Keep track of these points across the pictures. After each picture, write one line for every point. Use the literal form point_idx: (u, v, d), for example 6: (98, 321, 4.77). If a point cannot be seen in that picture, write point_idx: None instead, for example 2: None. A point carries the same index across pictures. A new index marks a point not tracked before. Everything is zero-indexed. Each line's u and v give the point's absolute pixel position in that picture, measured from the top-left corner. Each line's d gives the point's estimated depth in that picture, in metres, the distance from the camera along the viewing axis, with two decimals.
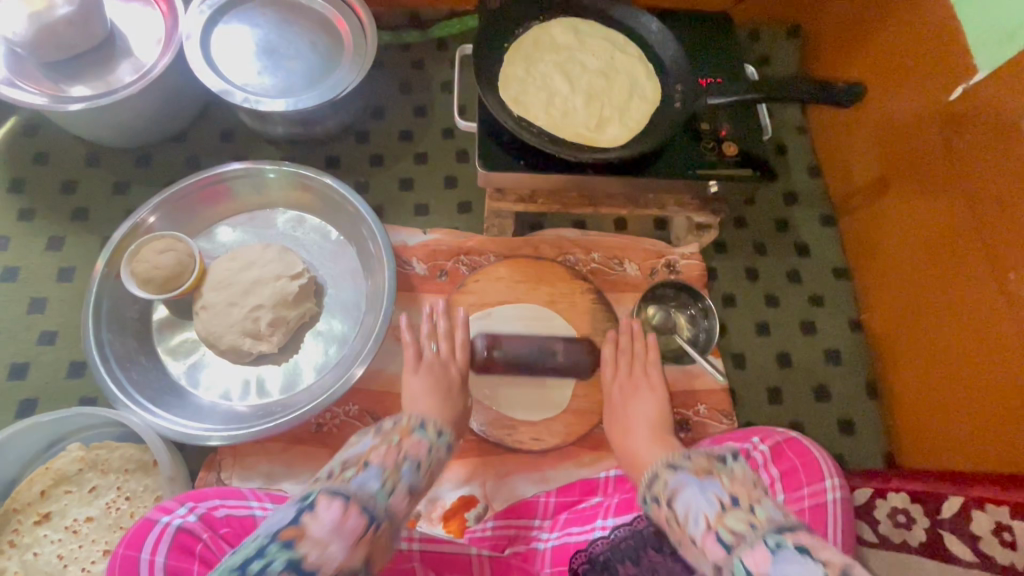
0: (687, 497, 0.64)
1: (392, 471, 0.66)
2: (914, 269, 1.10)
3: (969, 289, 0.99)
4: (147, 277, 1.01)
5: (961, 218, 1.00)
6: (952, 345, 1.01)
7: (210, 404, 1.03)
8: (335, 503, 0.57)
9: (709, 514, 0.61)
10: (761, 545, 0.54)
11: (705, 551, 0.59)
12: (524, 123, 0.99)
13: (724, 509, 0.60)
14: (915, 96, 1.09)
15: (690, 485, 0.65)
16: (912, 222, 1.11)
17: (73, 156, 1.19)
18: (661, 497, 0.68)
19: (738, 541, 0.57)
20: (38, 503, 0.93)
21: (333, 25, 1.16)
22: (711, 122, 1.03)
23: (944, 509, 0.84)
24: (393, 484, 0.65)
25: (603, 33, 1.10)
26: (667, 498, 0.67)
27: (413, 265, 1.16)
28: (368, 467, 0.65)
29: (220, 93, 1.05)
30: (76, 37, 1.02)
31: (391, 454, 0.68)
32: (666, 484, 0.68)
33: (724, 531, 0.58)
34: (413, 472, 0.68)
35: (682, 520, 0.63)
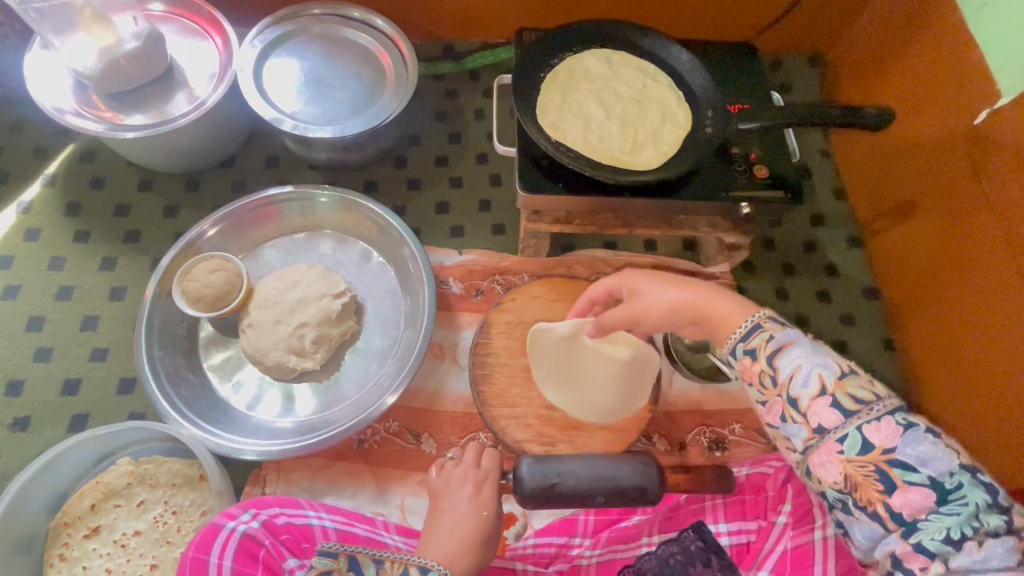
0: (799, 359, 0.72)
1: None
2: (946, 287, 1.11)
3: (1002, 306, 0.99)
4: (198, 295, 1.04)
5: (992, 236, 1.02)
6: (989, 363, 1.01)
7: (255, 420, 1.05)
8: None
9: (825, 376, 0.70)
10: (890, 420, 0.66)
11: (813, 411, 0.69)
12: (562, 148, 1.03)
13: (846, 378, 0.69)
14: (941, 120, 1.12)
15: (800, 347, 0.74)
16: (941, 241, 1.13)
17: (127, 181, 1.25)
18: (761, 346, 0.76)
19: (860, 408, 0.67)
20: (88, 517, 0.95)
21: (376, 57, 1.23)
22: (741, 147, 1.07)
23: None
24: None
25: (634, 63, 1.15)
26: (771, 353, 0.75)
27: (449, 284, 1.19)
28: None
29: (272, 121, 1.11)
30: (139, 70, 1.08)
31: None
32: (772, 339, 0.76)
33: (844, 397, 0.68)
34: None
35: (785, 379, 0.72)
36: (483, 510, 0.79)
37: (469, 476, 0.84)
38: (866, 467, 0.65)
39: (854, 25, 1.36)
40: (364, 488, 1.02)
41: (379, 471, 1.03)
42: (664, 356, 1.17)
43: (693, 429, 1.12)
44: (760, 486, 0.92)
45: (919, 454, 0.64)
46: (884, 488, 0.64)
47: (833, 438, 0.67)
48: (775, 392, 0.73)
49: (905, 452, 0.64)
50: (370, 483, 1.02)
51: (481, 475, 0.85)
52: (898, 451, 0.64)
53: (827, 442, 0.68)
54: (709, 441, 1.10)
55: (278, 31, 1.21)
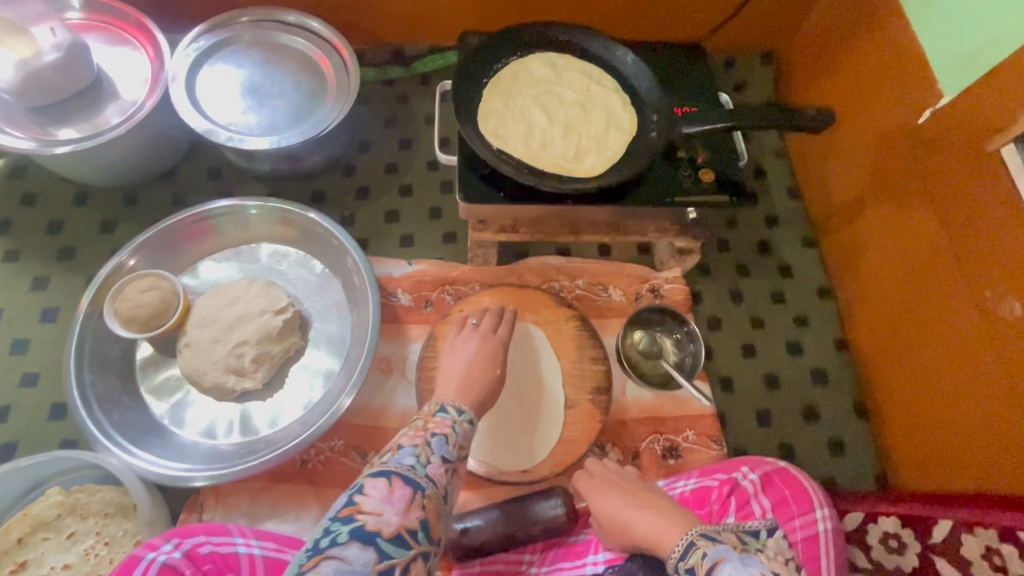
0: (731, 572, 0.64)
1: (423, 448, 0.70)
2: (896, 289, 1.11)
3: (950, 307, 0.99)
4: (130, 316, 1.00)
5: (938, 238, 1.01)
6: (938, 366, 1.00)
7: (193, 442, 1.02)
8: (380, 483, 0.63)
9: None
10: None
11: None
12: (503, 155, 1.01)
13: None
14: (887, 119, 1.11)
15: (731, 560, 0.66)
16: (893, 241, 1.11)
17: (61, 196, 1.21)
18: (697, 566, 0.67)
19: None
20: (14, 551, 0.91)
21: (317, 64, 1.19)
22: (688, 150, 1.06)
23: (933, 533, 0.83)
24: (427, 458, 0.69)
25: (579, 67, 1.13)
26: (708, 570, 0.66)
27: (398, 296, 1.16)
28: (401, 449, 0.70)
29: (205, 133, 1.07)
30: (64, 82, 1.04)
31: (418, 435, 0.72)
32: (705, 554, 0.67)
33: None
34: (444, 446, 0.72)
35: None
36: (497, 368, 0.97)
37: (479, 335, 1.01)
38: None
39: (806, 24, 1.35)
40: (307, 510, 0.99)
41: (322, 492, 1.01)
42: (616, 363, 1.15)
43: (647, 437, 1.10)
44: (704, 498, 0.91)
45: None
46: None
47: None
48: None
49: None
50: (314, 505, 1.00)
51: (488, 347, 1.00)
52: None
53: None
54: (663, 448, 1.09)
55: (213, 38, 1.17)
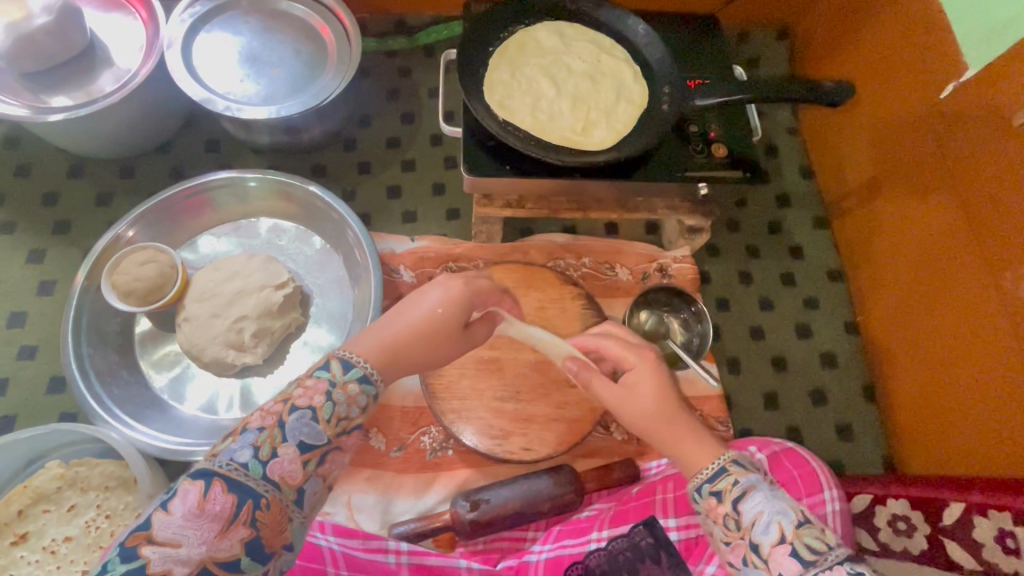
0: (761, 503, 0.66)
1: (270, 435, 0.62)
2: (911, 273, 1.08)
3: (966, 292, 0.96)
4: (128, 289, 0.98)
5: (958, 220, 0.98)
6: (952, 351, 0.98)
7: (192, 417, 1.01)
8: (193, 489, 0.57)
9: (784, 524, 0.64)
10: (841, 570, 0.60)
11: (771, 559, 0.64)
12: (509, 127, 0.98)
13: (802, 524, 0.64)
14: (907, 97, 1.08)
15: (763, 490, 0.67)
16: (908, 224, 1.09)
17: (56, 166, 1.18)
18: (725, 490, 0.69)
19: (817, 558, 0.61)
20: (15, 523, 0.91)
21: (317, 32, 1.15)
22: (700, 124, 1.02)
23: (946, 516, 0.81)
24: (271, 449, 0.61)
25: (589, 37, 1.09)
26: (734, 497, 0.68)
27: (400, 273, 1.14)
28: (244, 434, 0.62)
29: (202, 102, 1.04)
30: (55, 47, 1.00)
31: (270, 414, 0.63)
32: (736, 482, 0.69)
33: (803, 547, 0.62)
34: (304, 428, 0.63)
35: (746, 523, 0.66)
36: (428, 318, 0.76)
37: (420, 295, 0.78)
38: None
39: None
40: None
41: None
42: None
43: None
44: None
45: None
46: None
47: None
48: (736, 538, 0.67)
49: None
50: None
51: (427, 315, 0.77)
52: None
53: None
54: None
55: (210, 4, 1.13)
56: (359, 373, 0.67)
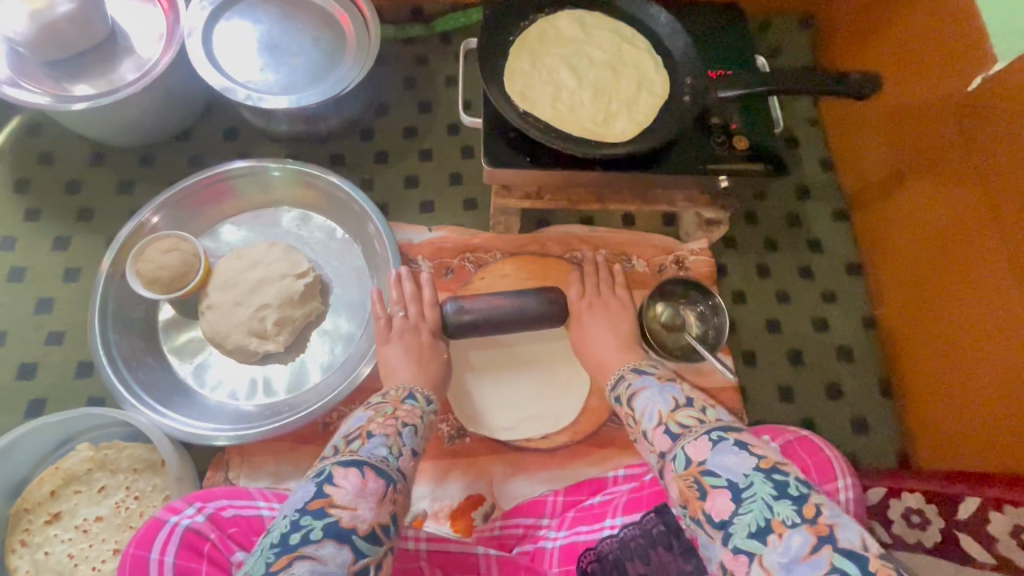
0: (646, 397, 0.70)
1: (394, 439, 0.67)
2: (935, 273, 1.06)
3: (995, 291, 0.94)
4: (153, 277, 1.00)
5: (986, 219, 0.96)
6: (977, 354, 0.97)
7: (217, 403, 1.03)
8: (353, 472, 0.60)
9: (662, 409, 0.67)
10: (704, 437, 0.61)
11: (654, 441, 0.65)
12: (530, 119, 0.98)
13: (678, 408, 0.66)
14: (933, 95, 1.06)
15: (650, 389, 0.72)
16: (933, 222, 1.07)
17: (79, 154, 1.19)
18: (623, 393, 0.76)
19: (684, 432, 0.63)
20: (48, 503, 0.94)
21: (337, 20, 1.15)
22: (722, 116, 1.01)
23: (961, 510, 0.82)
24: (399, 449, 0.67)
25: (610, 26, 1.09)
26: (628, 397, 0.74)
27: (418, 263, 1.15)
28: (371, 436, 0.66)
29: (223, 92, 1.04)
30: (78, 35, 1.01)
31: (389, 423, 0.69)
32: (630, 384, 0.75)
33: (673, 424, 0.64)
34: (413, 437, 0.70)
35: (638, 417, 0.70)
36: (443, 355, 0.97)
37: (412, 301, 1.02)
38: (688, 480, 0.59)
39: None
40: None
41: None
42: (639, 335, 1.13)
43: None
44: None
45: (723, 464, 0.57)
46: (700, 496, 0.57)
47: (666, 465, 0.62)
48: (636, 431, 0.70)
49: (713, 463, 0.58)
50: None
51: (422, 321, 1.00)
52: (708, 464, 0.58)
53: (663, 464, 0.62)
54: None
55: None
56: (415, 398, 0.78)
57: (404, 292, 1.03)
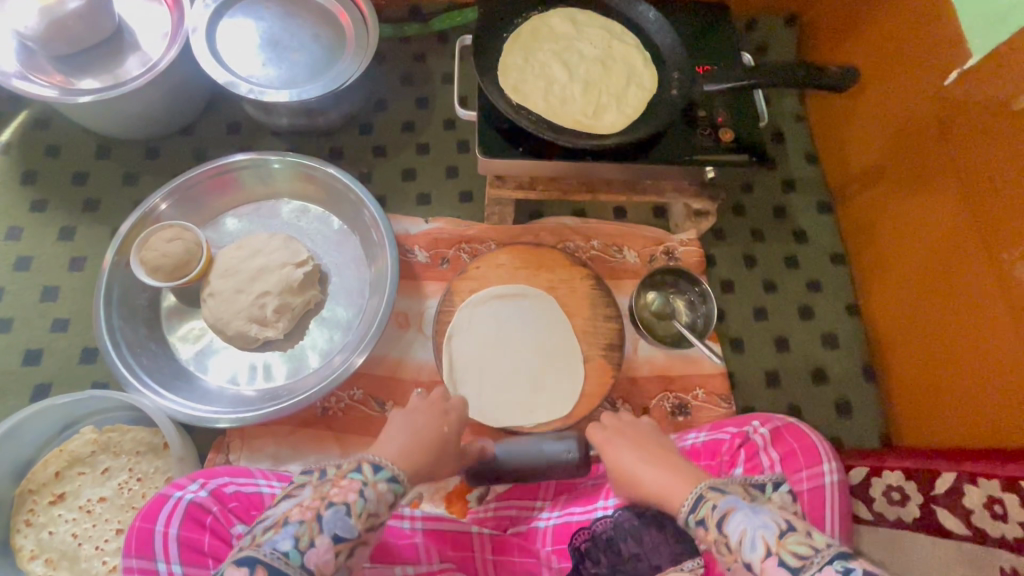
0: (741, 520, 0.59)
1: (309, 528, 0.59)
2: (914, 262, 1.10)
3: (970, 280, 0.98)
4: (157, 264, 1.03)
5: (964, 211, 0.99)
6: (952, 340, 1.01)
7: (218, 388, 1.06)
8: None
9: (768, 537, 0.57)
10: (830, 569, 0.53)
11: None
12: (522, 111, 1.01)
13: (786, 533, 0.57)
14: (915, 92, 1.09)
15: (742, 508, 0.61)
16: (913, 214, 1.10)
17: (84, 148, 1.22)
18: (705, 517, 0.63)
19: (805, 564, 0.54)
20: (53, 484, 0.96)
21: (336, 17, 1.19)
22: (708, 110, 1.04)
23: (938, 484, 0.84)
24: (310, 541, 0.58)
25: (601, 23, 1.12)
26: (715, 520, 0.62)
27: (415, 253, 1.18)
28: (286, 525, 0.59)
29: (226, 85, 1.08)
30: (85, 31, 1.04)
31: (309, 508, 0.60)
32: (715, 506, 0.63)
33: (789, 555, 0.55)
34: (340, 521, 0.60)
35: (733, 545, 0.59)
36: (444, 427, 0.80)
37: (435, 406, 0.84)
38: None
39: None
40: (328, 454, 1.03)
41: (342, 437, 1.05)
42: (630, 323, 1.16)
43: (657, 394, 1.13)
44: (715, 451, 0.94)
45: None
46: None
47: None
48: (730, 561, 0.59)
49: None
50: (334, 449, 1.04)
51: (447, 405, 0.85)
52: None
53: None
54: (672, 406, 1.11)
55: None
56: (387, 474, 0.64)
57: (444, 386, 0.91)
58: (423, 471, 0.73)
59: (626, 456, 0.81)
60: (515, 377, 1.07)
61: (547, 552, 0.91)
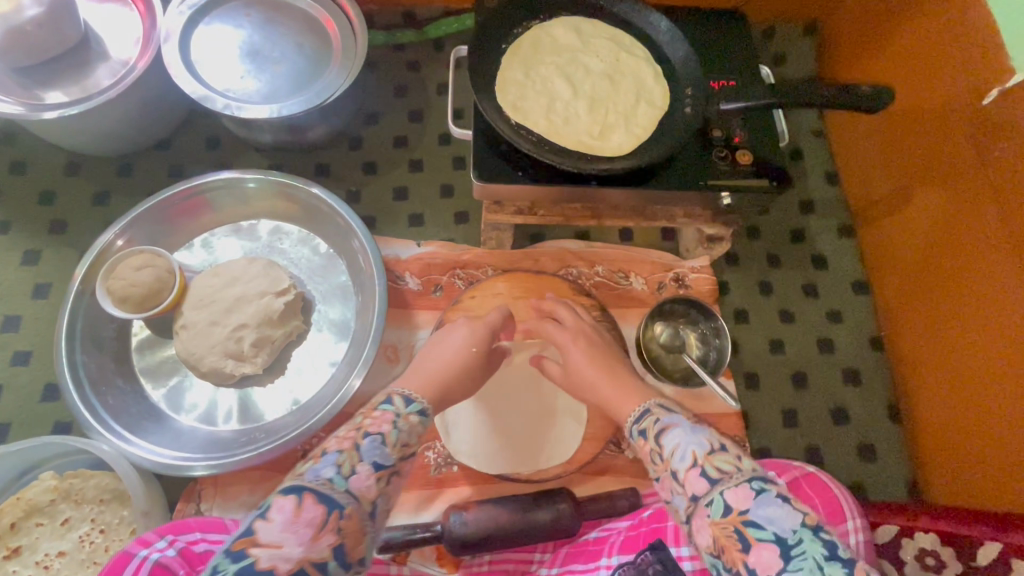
0: (677, 436, 0.63)
1: (349, 456, 0.60)
2: (943, 297, 1.02)
3: (1007, 323, 0.90)
4: (123, 295, 0.94)
5: (999, 247, 0.91)
6: (986, 386, 0.93)
7: (190, 429, 0.98)
8: (288, 501, 0.54)
9: (698, 453, 0.60)
10: (745, 484, 0.56)
11: (685, 483, 0.59)
12: (522, 131, 0.93)
13: (714, 450, 0.60)
14: (946, 115, 1.01)
15: (682, 426, 0.64)
16: (942, 245, 1.02)
17: (52, 164, 1.14)
18: (648, 429, 0.67)
19: (723, 477, 0.58)
20: (8, 536, 0.88)
21: (322, 25, 1.10)
22: (724, 128, 0.96)
23: (980, 556, 0.78)
24: (352, 468, 0.59)
25: (607, 33, 1.04)
26: (656, 432, 0.66)
27: (406, 280, 1.10)
28: (325, 455, 0.60)
29: (200, 100, 0.99)
30: (47, 40, 0.96)
31: (347, 437, 0.62)
32: (658, 420, 0.67)
33: (711, 468, 0.59)
34: (377, 450, 0.61)
35: (666, 455, 0.62)
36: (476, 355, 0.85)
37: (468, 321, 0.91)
38: (728, 528, 0.55)
39: None
40: None
41: None
42: (636, 357, 1.08)
43: None
44: None
45: (767, 515, 0.54)
46: (744, 548, 0.53)
47: (701, 511, 0.57)
48: (659, 469, 0.63)
49: (757, 514, 0.54)
50: None
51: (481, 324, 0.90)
52: (750, 514, 0.54)
53: (697, 508, 0.57)
54: None
55: None
56: (419, 406, 0.68)
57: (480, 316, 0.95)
58: (451, 402, 0.80)
59: (578, 351, 0.91)
60: (513, 434, 0.99)
61: None
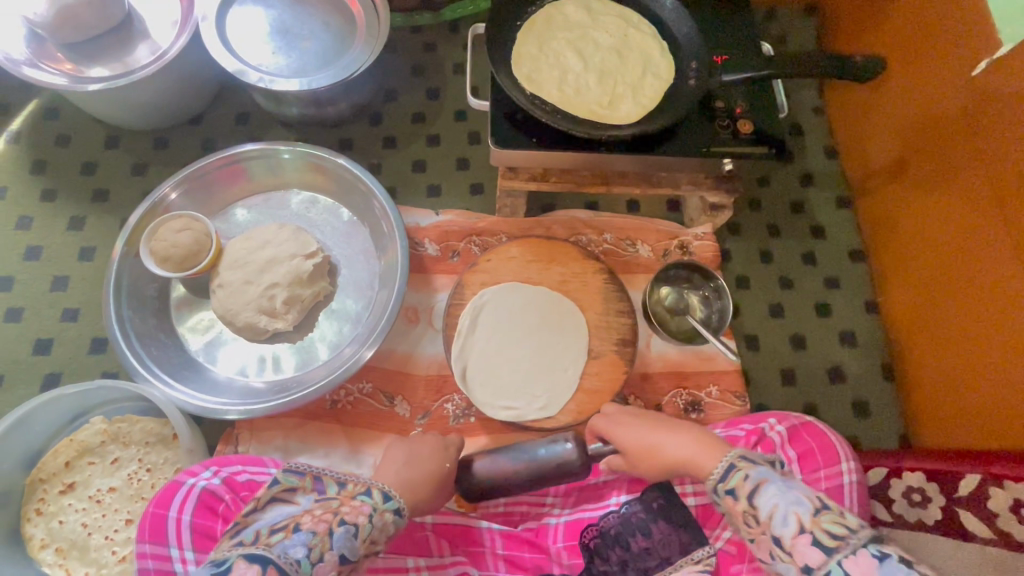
0: (776, 496, 0.63)
1: (321, 541, 0.62)
2: (941, 266, 1.06)
3: (1001, 290, 0.94)
4: (166, 255, 1.02)
5: (991, 214, 0.96)
6: (977, 343, 0.98)
7: (227, 379, 1.05)
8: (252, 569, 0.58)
9: (801, 514, 0.62)
10: (865, 551, 0.57)
11: (795, 552, 0.61)
12: (537, 101, 0.99)
13: (820, 512, 0.62)
14: (946, 86, 1.04)
15: (775, 482, 0.65)
16: (941, 216, 1.06)
17: (93, 138, 1.22)
18: (739, 486, 0.67)
19: (840, 544, 0.59)
20: (62, 473, 0.96)
21: (347, 6, 1.17)
22: (726, 100, 1.01)
23: (962, 486, 0.84)
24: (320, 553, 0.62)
25: (617, 11, 1.10)
26: (750, 490, 0.66)
27: (425, 245, 1.16)
28: (297, 532, 0.63)
29: (236, 74, 1.06)
30: (94, 19, 1.03)
31: (322, 519, 0.64)
32: (748, 476, 0.67)
33: (823, 534, 0.60)
34: (347, 543, 0.63)
35: (765, 519, 0.63)
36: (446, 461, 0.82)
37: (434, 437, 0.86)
38: None
39: None
40: (337, 448, 1.02)
41: (352, 432, 1.04)
42: (643, 318, 1.14)
43: (670, 390, 1.11)
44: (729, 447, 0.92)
45: None
46: None
47: None
48: (757, 535, 0.64)
49: None
50: (344, 443, 1.03)
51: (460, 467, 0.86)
52: None
53: None
54: (685, 403, 1.09)
55: None
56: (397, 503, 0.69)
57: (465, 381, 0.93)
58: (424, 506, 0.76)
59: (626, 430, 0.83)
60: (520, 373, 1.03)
61: (558, 548, 0.89)
